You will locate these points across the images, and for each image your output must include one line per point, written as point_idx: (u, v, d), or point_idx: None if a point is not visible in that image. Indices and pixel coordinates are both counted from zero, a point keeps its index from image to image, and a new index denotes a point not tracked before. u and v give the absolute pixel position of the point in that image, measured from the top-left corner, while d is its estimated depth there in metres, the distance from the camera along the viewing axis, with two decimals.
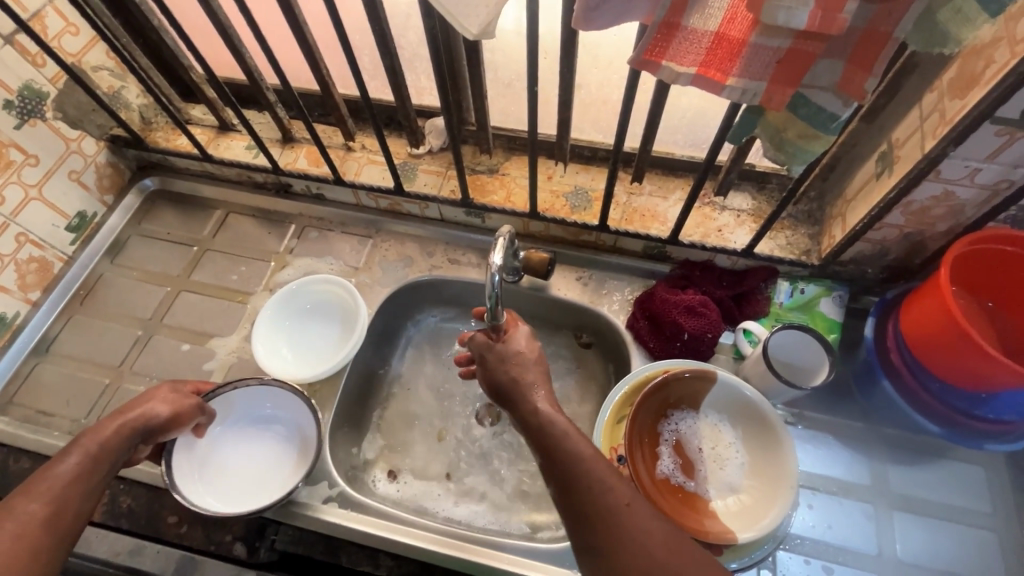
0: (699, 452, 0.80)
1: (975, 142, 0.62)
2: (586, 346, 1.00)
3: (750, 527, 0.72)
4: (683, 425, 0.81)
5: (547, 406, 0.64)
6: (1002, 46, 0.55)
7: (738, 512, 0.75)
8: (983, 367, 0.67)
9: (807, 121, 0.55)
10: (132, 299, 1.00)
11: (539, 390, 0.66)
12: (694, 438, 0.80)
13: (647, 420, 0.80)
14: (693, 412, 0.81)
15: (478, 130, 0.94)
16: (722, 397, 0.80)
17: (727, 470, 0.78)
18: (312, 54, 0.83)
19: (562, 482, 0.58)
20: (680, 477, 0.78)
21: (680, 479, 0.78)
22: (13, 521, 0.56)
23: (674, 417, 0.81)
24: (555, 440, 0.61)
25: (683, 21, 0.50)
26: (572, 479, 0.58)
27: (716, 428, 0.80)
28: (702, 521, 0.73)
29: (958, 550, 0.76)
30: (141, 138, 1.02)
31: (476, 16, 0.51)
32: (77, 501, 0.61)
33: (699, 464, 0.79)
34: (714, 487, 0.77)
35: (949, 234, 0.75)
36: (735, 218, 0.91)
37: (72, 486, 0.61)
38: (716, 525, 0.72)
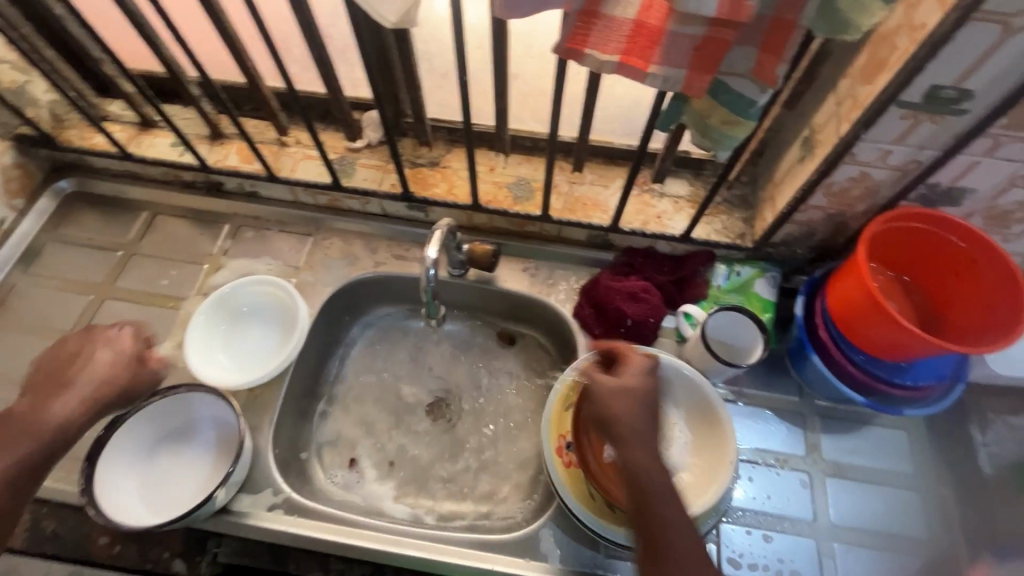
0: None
1: (884, 125, 0.65)
2: (510, 343, 0.99)
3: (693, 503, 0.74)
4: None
5: (642, 455, 0.62)
6: (903, 33, 0.58)
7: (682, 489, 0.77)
8: (900, 337, 0.71)
9: (729, 107, 0.57)
10: (51, 310, 0.94)
11: (635, 438, 0.63)
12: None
13: None
14: None
15: (416, 122, 0.93)
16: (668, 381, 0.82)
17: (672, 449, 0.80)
18: (233, 44, 0.79)
19: (646, 544, 0.60)
20: None
21: None
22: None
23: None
24: (645, 500, 0.60)
25: (601, 9, 0.50)
26: (654, 542, 0.59)
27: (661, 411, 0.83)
28: None
29: (885, 509, 0.82)
30: (52, 136, 0.96)
31: (392, 5, 0.50)
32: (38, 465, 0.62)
33: None
34: None
35: (868, 214, 0.79)
36: (673, 204, 0.93)
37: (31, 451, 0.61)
38: None
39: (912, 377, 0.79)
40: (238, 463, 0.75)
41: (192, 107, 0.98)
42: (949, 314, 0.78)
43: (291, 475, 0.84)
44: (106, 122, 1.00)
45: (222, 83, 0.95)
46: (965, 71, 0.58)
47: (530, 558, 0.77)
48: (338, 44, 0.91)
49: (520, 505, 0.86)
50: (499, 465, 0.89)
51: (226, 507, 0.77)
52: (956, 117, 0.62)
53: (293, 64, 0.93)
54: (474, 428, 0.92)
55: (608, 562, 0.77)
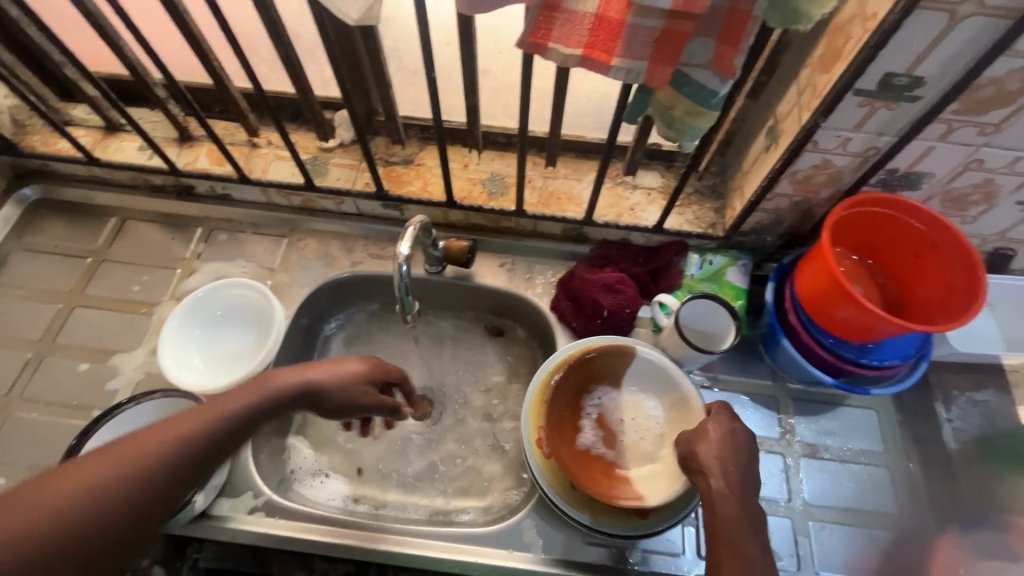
0: (620, 422, 0.83)
1: (842, 113, 0.67)
2: (499, 334, 1.00)
3: (662, 492, 0.75)
4: (606, 399, 0.84)
5: (721, 489, 0.62)
6: (857, 23, 0.60)
7: (654, 478, 0.78)
8: (866, 320, 0.73)
9: (691, 98, 0.58)
10: (18, 320, 0.92)
11: (712, 471, 0.63)
12: (616, 409, 0.83)
13: (569, 395, 0.82)
14: (614, 386, 0.85)
15: (388, 120, 0.93)
16: (644, 369, 0.83)
17: (646, 439, 0.81)
18: (198, 43, 0.78)
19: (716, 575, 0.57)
20: (601, 448, 0.81)
21: (601, 450, 0.81)
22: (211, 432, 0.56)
23: (598, 391, 0.84)
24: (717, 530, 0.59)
25: (562, 2, 0.51)
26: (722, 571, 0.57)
27: (637, 400, 0.84)
28: (618, 488, 0.76)
29: (857, 486, 0.84)
30: (13, 143, 0.94)
31: (354, 1, 0.50)
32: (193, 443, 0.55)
33: (620, 434, 0.82)
34: (632, 456, 0.81)
35: (832, 200, 0.81)
36: (646, 196, 0.95)
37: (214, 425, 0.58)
38: (631, 491, 0.75)
39: (879, 357, 0.81)
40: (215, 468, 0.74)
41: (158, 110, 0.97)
42: (912, 295, 0.80)
43: (272, 477, 0.84)
44: (71, 127, 0.98)
45: (189, 85, 0.94)
46: (916, 58, 0.60)
47: (513, 549, 0.77)
48: (306, 43, 0.91)
49: (503, 498, 0.86)
50: (480, 459, 0.90)
51: (206, 512, 0.77)
52: (910, 103, 0.65)
53: (260, 63, 0.92)
54: (456, 424, 0.93)
55: (591, 548, 0.78)
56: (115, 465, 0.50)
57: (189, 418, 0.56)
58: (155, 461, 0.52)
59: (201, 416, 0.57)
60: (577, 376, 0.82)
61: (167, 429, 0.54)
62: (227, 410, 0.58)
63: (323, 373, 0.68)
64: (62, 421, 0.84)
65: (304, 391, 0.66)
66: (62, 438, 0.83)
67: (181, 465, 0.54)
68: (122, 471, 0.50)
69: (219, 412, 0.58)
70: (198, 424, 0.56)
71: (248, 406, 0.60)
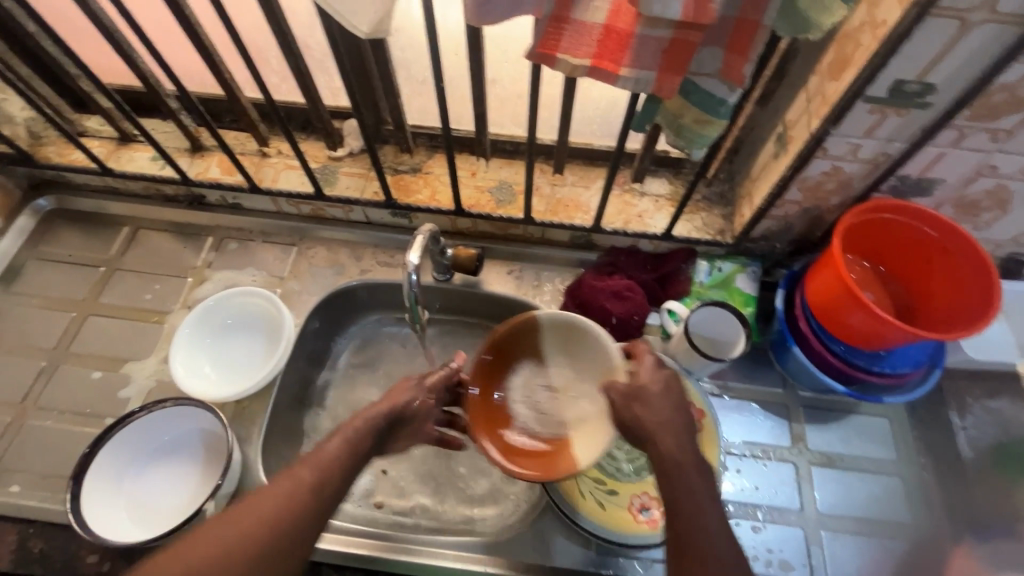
0: (547, 397, 0.77)
1: (853, 120, 0.66)
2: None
3: (594, 449, 0.68)
4: (522, 380, 0.78)
5: (677, 456, 0.59)
6: (867, 30, 0.60)
7: (588, 437, 0.71)
8: (879, 327, 0.73)
9: (699, 106, 0.58)
10: (34, 329, 0.93)
11: (664, 433, 0.61)
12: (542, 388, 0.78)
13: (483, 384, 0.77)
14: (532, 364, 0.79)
15: (397, 129, 0.93)
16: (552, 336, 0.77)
17: (575, 407, 0.75)
18: (211, 56, 0.80)
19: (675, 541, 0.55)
20: (533, 427, 0.75)
21: (534, 429, 0.75)
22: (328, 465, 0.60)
23: (515, 372, 0.79)
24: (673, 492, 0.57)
25: (571, 14, 0.52)
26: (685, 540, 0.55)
27: (557, 370, 0.78)
28: (554, 462, 0.69)
29: (870, 496, 0.83)
30: (30, 154, 0.96)
31: (365, 15, 0.50)
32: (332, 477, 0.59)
33: (550, 408, 0.76)
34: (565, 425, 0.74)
35: (842, 206, 0.81)
36: (654, 203, 0.94)
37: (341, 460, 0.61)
38: (566, 461, 0.69)
39: (891, 365, 0.80)
40: (227, 476, 0.75)
41: (170, 120, 0.98)
42: (924, 301, 0.79)
43: None
44: (85, 138, 1.00)
45: (200, 97, 0.95)
46: (927, 65, 0.59)
47: (522, 560, 0.78)
48: (316, 54, 0.92)
49: (512, 506, 0.86)
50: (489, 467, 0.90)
51: None
52: (921, 109, 0.64)
53: (271, 74, 0.93)
54: None
55: (600, 559, 0.78)
56: (261, 505, 0.55)
57: (308, 466, 0.59)
58: (271, 522, 0.55)
59: (318, 463, 0.60)
60: (489, 368, 0.77)
61: (280, 488, 0.57)
62: (330, 462, 0.60)
63: (401, 395, 0.67)
64: (74, 428, 0.85)
65: (390, 415, 0.66)
66: (75, 446, 0.84)
67: (306, 518, 0.56)
68: (268, 510, 0.55)
69: (325, 464, 0.60)
70: (308, 478, 0.58)
71: (347, 449, 0.62)
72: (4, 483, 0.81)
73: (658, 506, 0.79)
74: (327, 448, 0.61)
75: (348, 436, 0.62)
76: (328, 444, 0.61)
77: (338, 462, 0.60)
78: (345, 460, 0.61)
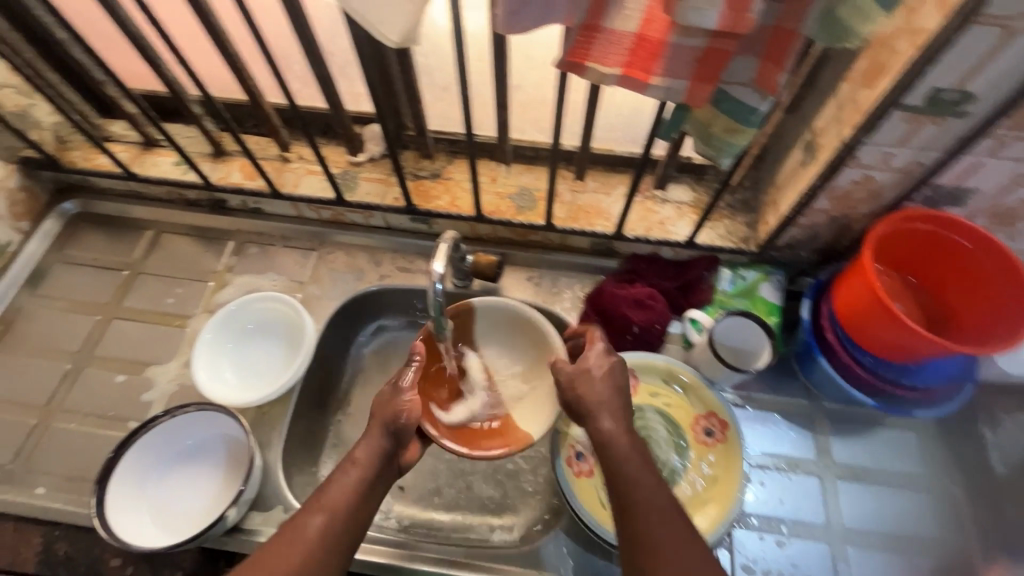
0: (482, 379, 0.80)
1: (886, 128, 0.65)
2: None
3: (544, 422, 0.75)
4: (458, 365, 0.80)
5: (612, 431, 0.63)
6: (904, 38, 0.58)
7: (531, 413, 0.77)
8: (909, 339, 0.71)
9: (730, 115, 0.57)
10: (58, 332, 0.94)
11: (603, 413, 0.64)
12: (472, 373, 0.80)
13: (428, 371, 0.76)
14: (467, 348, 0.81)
15: (418, 135, 0.93)
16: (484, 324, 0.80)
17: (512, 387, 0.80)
18: (235, 62, 0.80)
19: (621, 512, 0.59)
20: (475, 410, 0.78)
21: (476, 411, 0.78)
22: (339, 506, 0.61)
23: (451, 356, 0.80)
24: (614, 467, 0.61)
25: (602, 23, 0.51)
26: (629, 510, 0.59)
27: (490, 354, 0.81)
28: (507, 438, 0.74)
29: (899, 511, 0.81)
30: (56, 159, 0.97)
31: (395, 25, 0.49)
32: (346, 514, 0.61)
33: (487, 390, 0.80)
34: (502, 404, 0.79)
35: (871, 215, 0.79)
36: (676, 210, 0.93)
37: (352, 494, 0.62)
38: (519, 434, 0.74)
39: (920, 378, 0.78)
40: (249, 482, 0.75)
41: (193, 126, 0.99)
42: (955, 314, 0.78)
43: (301, 490, 0.84)
44: (110, 143, 1.01)
45: (223, 102, 0.95)
46: (965, 74, 0.58)
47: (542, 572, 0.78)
48: (338, 60, 0.92)
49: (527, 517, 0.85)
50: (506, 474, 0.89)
51: (237, 525, 0.78)
52: (958, 119, 0.63)
53: (293, 79, 0.94)
54: None
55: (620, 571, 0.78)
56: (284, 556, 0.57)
57: (315, 513, 0.60)
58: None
59: (325, 508, 0.61)
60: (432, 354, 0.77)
61: (294, 540, 0.58)
62: (343, 506, 0.61)
63: (387, 412, 0.67)
64: (98, 431, 0.86)
65: (390, 433, 0.66)
66: (98, 449, 0.85)
67: (327, 565, 0.58)
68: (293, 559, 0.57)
69: (336, 509, 0.61)
70: (320, 526, 0.59)
71: (358, 487, 0.63)
72: (30, 484, 0.82)
73: None
74: (329, 492, 0.62)
75: (352, 476, 0.63)
76: (331, 488, 0.62)
77: (349, 505, 0.61)
78: (354, 502, 0.61)
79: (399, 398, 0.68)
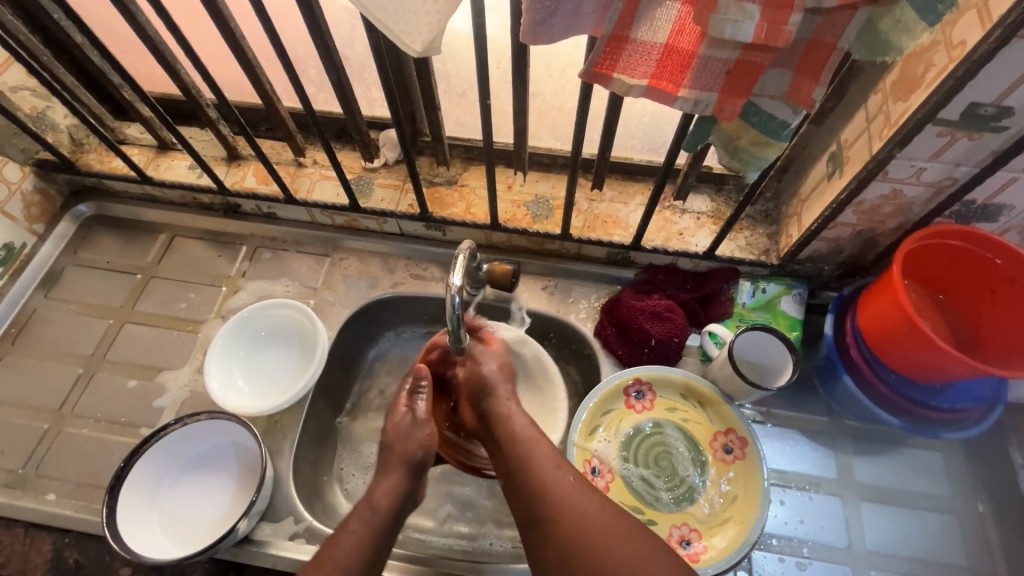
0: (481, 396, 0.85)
1: (919, 143, 0.63)
2: None
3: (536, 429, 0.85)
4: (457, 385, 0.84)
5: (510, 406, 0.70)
6: (940, 51, 0.57)
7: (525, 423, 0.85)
8: (937, 360, 0.69)
9: (759, 128, 0.55)
10: (71, 335, 0.94)
11: (501, 388, 0.73)
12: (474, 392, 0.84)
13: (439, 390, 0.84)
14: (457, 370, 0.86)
15: (433, 141, 0.92)
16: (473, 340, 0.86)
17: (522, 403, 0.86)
18: (252, 68, 0.79)
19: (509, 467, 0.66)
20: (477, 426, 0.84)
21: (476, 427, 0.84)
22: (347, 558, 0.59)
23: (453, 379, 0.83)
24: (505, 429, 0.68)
25: (631, 34, 0.49)
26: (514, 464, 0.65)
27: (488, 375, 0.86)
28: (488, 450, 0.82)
29: (923, 535, 0.79)
30: (72, 161, 0.96)
31: (419, 34, 0.48)
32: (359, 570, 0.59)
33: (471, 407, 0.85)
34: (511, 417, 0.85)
35: (899, 230, 0.77)
36: (695, 221, 0.91)
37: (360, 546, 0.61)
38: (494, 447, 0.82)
39: (949, 400, 0.76)
40: (260, 493, 0.74)
41: (208, 129, 0.98)
42: (986, 334, 0.75)
43: (311, 500, 0.83)
44: (125, 146, 1.00)
45: (239, 106, 0.95)
46: (1005, 89, 0.56)
47: None
48: (354, 64, 0.91)
49: None
50: None
51: (247, 536, 0.77)
52: (995, 133, 0.60)
53: (309, 85, 0.93)
54: None
55: None
56: None
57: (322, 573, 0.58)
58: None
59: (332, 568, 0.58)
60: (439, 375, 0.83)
61: None
62: (355, 561, 0.60)
63: (405, 447, 0.70)
64: (109, 437, 0.86)
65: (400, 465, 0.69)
66: (110, 455, 0.84)
67: None
68: None
69: (350, 564, 0.59)
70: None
71: (371, 533, 0.62)
72: (41, 490, 0.82)
73: (699, 540, 0.77)
74: (339, 547, 0.61)
75: (365, 527, 0.63)
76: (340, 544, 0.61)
77: (362, 556, 0.60)
78: (365, 553, 0.60)
79: (419, 432, 0.71)
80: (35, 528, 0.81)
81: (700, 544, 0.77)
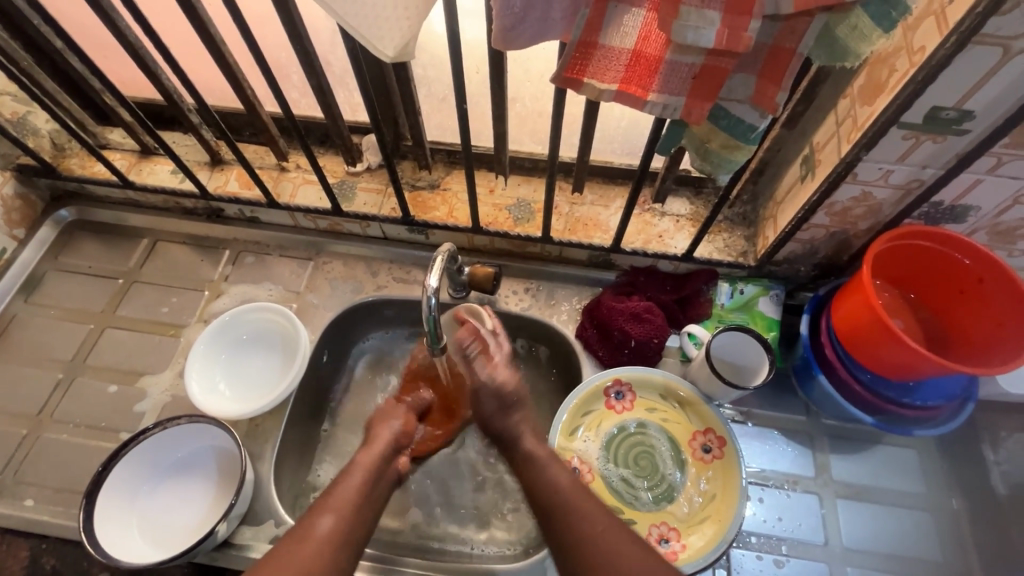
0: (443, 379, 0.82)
1: (885, 146, 0.65)
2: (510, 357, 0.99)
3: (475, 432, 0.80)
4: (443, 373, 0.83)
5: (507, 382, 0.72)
6: (903, 56, 0.58)
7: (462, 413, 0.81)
8: (907, 358, 0.70)
9: (728, 132, 0.56)
10: (52, 340, 0.93)
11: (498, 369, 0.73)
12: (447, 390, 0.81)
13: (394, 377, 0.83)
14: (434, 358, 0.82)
15: (415, 146, 0.93)
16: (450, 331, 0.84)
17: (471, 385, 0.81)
18: (233, 74, 0.80)
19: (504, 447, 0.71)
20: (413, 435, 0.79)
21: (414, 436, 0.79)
22: (332, 504, 0.64)
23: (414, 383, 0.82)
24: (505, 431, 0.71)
25: (600, 40, 0.50)
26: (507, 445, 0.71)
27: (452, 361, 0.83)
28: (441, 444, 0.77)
29: (898, 532, 0.80)
30: (54, 167, 0.96)
31: (390, 40, 0.49)
32: (359, 510, 0.65)
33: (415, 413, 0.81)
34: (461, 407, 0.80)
35: (871, 232, 0.79)
36: (674, 223, 0.92)
37: (363, 490, 0.66)
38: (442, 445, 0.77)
39: (922, 397, 0.77)
40: (240, 496, 0.74)
41: (191, 135, 0.98)
42: (957, 333, 0.77)
43: (292, 504, 0.84)
44: (107, 150, 1.01)
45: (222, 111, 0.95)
46: (965, 93, 0.57)
47: None
48: (337, 70, 0.92)
49: (522, 532, 0.85)
50: (502, 489, 0.88)
51: (227, 540, 0.77)
52: (958, 136, 0.62)
53: (291, 90, 0.94)
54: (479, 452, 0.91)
55: None
56: (324, 526, 0.61)
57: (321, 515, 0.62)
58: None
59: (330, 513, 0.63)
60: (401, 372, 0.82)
61: (301, 538, 0.60)
62: (347, 505, 0.64)
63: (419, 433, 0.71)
64: (91, 442, 0.85)
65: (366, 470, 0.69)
66: (89, 461, 0.84)
67: (342, 556, 0.60)
68: (333, 533, 0.61)
69: (342, 507, 0.63)
70: (330, 526, 0.61)
71: (362, 486, 0.66)
72: (19, 496, 0.82)
73: (678, 539, 0.78)
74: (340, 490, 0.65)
75: (357, 477, 0.67)
76: (340, 488, 0.65)
77: (353, 501, 0.64)
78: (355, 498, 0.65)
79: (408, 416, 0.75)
80: (11, 535, 0.80)
81: (678, 542, 0.78)
